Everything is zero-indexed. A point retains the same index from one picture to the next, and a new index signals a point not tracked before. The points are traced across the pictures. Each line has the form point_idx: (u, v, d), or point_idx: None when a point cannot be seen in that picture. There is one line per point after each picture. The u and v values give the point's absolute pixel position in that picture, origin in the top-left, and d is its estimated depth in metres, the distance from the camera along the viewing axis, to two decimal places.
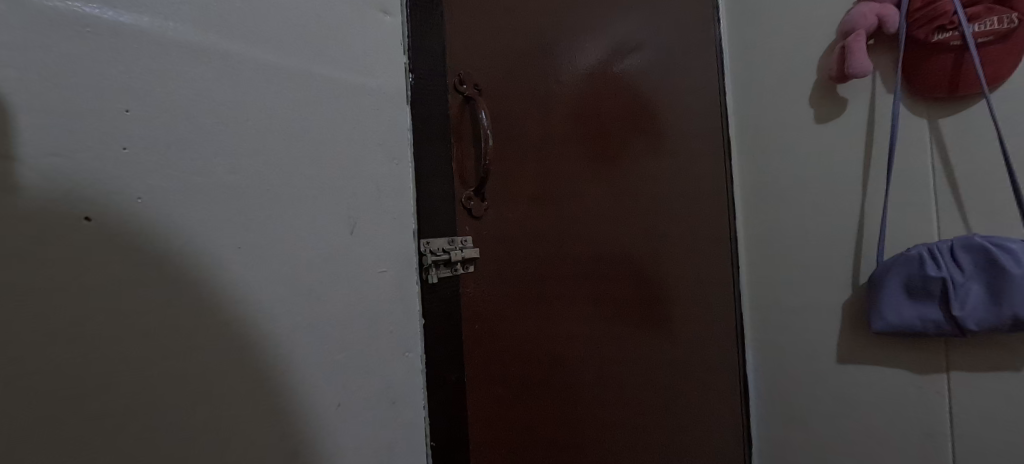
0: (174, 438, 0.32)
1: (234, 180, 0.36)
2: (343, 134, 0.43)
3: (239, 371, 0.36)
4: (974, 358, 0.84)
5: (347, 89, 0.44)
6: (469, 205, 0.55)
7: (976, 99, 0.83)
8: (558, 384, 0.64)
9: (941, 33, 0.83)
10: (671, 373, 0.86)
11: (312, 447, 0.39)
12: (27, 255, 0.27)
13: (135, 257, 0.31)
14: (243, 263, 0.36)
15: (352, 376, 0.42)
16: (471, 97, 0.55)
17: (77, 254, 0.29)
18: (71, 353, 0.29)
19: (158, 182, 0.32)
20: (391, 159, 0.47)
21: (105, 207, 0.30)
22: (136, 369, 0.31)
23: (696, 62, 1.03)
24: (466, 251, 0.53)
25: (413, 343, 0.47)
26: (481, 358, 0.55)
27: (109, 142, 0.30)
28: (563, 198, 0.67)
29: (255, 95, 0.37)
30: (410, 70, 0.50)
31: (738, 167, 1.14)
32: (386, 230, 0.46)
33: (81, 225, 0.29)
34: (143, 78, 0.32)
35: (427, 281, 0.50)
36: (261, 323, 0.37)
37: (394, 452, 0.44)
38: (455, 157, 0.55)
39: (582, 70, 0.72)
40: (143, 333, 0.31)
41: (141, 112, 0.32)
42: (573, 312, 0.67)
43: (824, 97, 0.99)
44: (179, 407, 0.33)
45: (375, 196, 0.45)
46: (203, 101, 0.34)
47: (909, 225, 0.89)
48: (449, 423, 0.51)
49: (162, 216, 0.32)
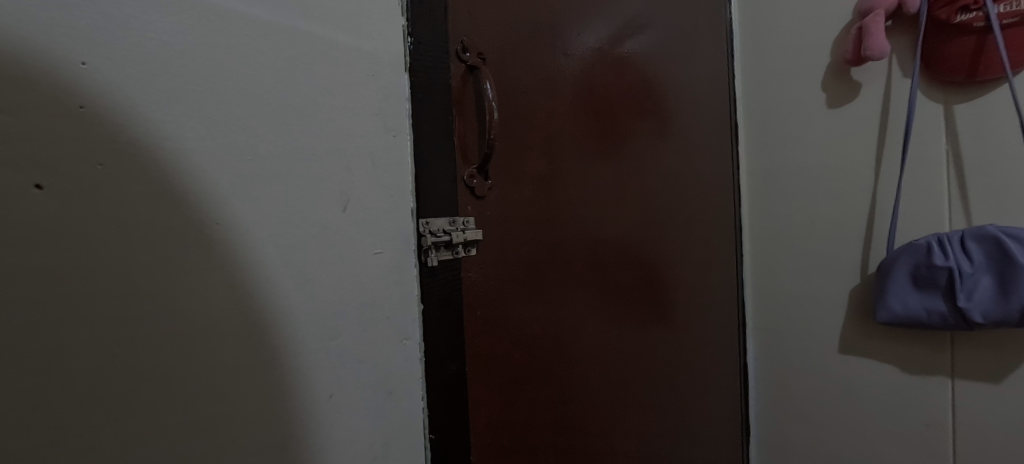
0: (161, 433, 0.30)
1: (210, 146, 0.32)
2: (336, 102, 0.39)
3: (232, 361, 0.33)
4: (981, 351, 0.82)
5: (340, 50, 0.40)
6: (472, 184, 0.50)
7: (998, 84, 0.79)
8: (560, 373, 0.61)
9: (964, 13, 0.80)
10: (673, 364, 0.84)
11: (301, 442, 0.36)
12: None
13: (109, 234, 0.28)
14: (228, 240, 0.33)
15: (346, 364, 0.39)
16: (475, 67, 0.50)
17: (50, 225, 0.26)
18: (52, 335, 0.26)
19: (122, 148, 0.29)
20: (388, 130, 0.43)
21: (61, 172, 0.27)
22: (118, 353, 0.28)
23: (705, 41, 0.99)
24: (468, 233, 0.49)
25: (412, 330, 0.44)
26: (482, 346, 0.51)
27: (64, 100, 0.27)
28: (568, 180, 0.63)
29: (233, 52, 0.33)
30: (409, 33, 0.45)
31: (744, 154, 1.10)
32: (382, 208, 0.42)
33: (31, 194, 0.26)
34: (100, 25, 0.28)
35: (426, 264, 0.46)
36: (243, 307, 0.33)
37: (390, 446, 0.42)
38: (457, 131, 0.49)
39: (591, 46, 0.68)
40: (107, 317, 0.28)
41: (102, 66, 0.28)
42: (578, 298, 0.64)
43: (837, 82, 0.95)
44: (149, 400, 0.29)
45: (371, 170, 0.41)
46: (176, 57, 0.30)
47: (921, 215, 0.86)
48: (449, 416, 0.47)
49: (130, 185, 0.29)
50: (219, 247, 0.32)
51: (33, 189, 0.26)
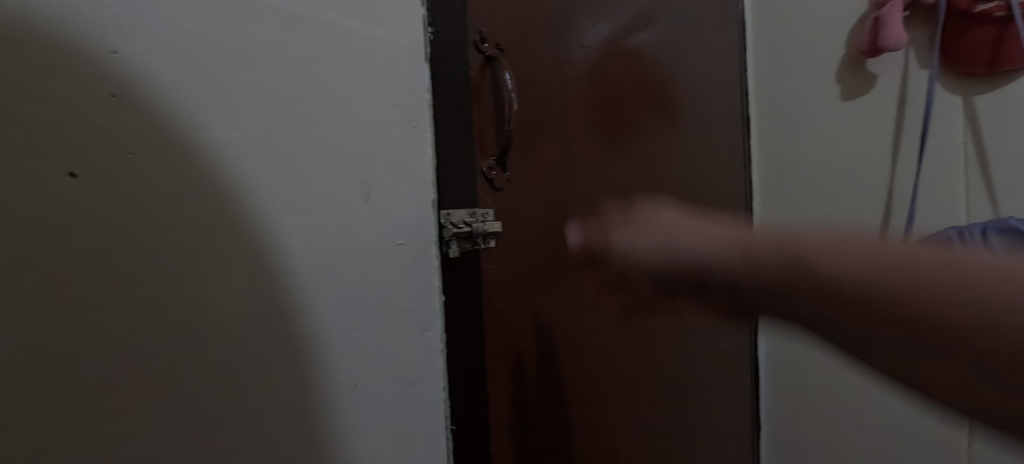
0: (191, 424, 0.30)
1: (237, 137, 0.32)
2: (358, 93, 0.39)
3: (258, 352, 0.33)
4: None
5: (361, 41, 0.40)
6: (490, 176, 0.50)
7: (1019, 75, 0.77)
8: (575, 367, 0.61)
9: (985, 4, 0.78)
10: (684, 361, 0.82)
11: (327, 432, 0.36)
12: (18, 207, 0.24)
13: (140, 222, 0.28)
14: (253, 230, 0.33)
15: (368, 355, 0.39)
16: (493, 58, 0.50)
17: (84, 214, 0.26)
18: (89, 321, 0.26)
19: (152, 136, 0.29)
20: (408, 120, 0.43)
21: (93, 160, 0.27)
22: (149, 341, 0.28)
23: (717, 34, 0.97)
24: (489, 224, 0.48)
25: (432, 322, 0.44)
26: (501, 338, 0.51)
27: (96, 88, 0.27)
28: (583, 173, 0.63)
29: (259, 41, 0.33)
30: (429, 23, 0.45)
31: (757, 146, 1.08)
32: (403, 199, 0.42)
33: (64, 182, 0.26)
34: (132, 14, 0.28)
35: (447, 255, 0.45)
36: (267, 298, 0.33)
37: (412, 437, 0.42)
38: (476, 122, 0.49)
39: (605, 38, 0.67)
40: (140, 305, 0.28)
41: (133, 55, 0.28)
42: (593, 292, 0.64)
43: (853, 74, 0.94)
44: (179, 390, 0.29)
45: (392, 160, 0.41)
46: (203, 46, 0.30)
47: (939, 210, 0.85)
48: (470, 408, 0.47)
49: (159, 173, 0.29)
50: (244, 237, 0.32)
51: (66, 177, 0.26)
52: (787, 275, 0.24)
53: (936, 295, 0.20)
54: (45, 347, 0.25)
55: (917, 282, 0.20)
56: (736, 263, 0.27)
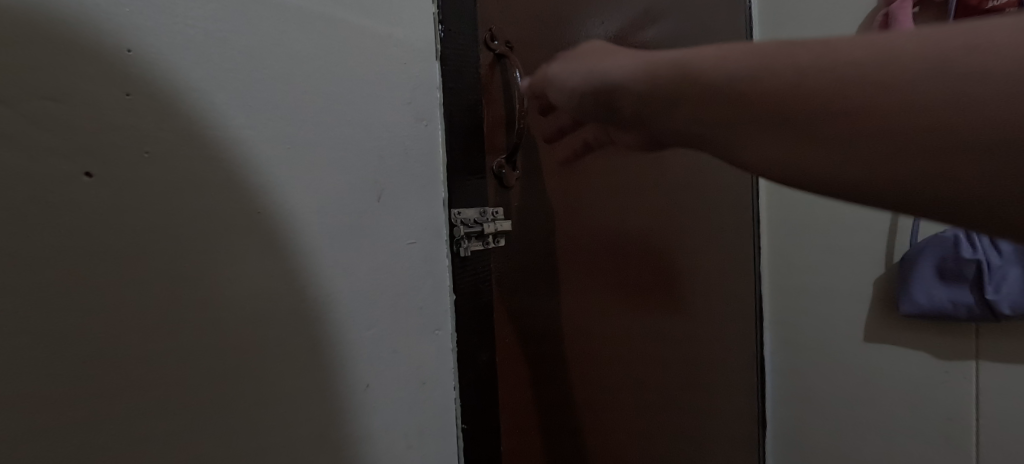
0: (209, 424, 0.30)
1: (250, 135, 0.32)
2: (369, 91, 0.39)
3: (272, 351, 0.33)
4: (1010, 343, 0.84)
5: (372, 38, 0.39)
6: (501, 174, 0.49)
7: None
8: (586, 366, 0.60)
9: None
10: (693, 356, 0.83)
11: (340, 431, 0.36)
12: (34, 209, 0.24)
13: (155, 221, 0.28)
14: (266, 228, 0.33)
15: (381, 354, 0.39)
16: (503, 56, 0.49)
17: (100, 213, 0.26)
18: (106, 322, 0.26)
19: (166, 135, 0.28)
20: (419, 119, 0.43)
21: (108, 159, 0.26)
22: (165, 340, 0.28)
23: (725, 31, 0.97)
24: (500, 224, 0.48)
25: (443, 321, 0.44)
26: (512, 338, 0.50)
27: (110, 87, 0.27)
28: (594, 168, 0.62)
29: (272, 39, 0.33)
30: (439, 21, 0.45)
31: None
32: (414, 198, 0.42)
33: (80, 182, 0.26)
34: (145, 13, 0.28)
35: (458, 254, 0.45)
36: (280, 297, 0.33)
37: (424, 436, 0.42)
38: (486, 120, 0.48)
39: (613, 34, 0.67)
40: (156, 304, 0.28)
41: (147, 53, 0.28)
42: (603, 290, 0.63)
43: None
44: (195, 390, 0.29)
45: (403, 159, 0.41)
46: (215, 44, 0.30)
47: None
48: (481, 407, 0.47)
49: (175, 172, 0.29)
50: (258, 235, 0.32)
51: (82, 177, 0.26)
52: (672, 85, 0.28)
53: (810, 84, 0.23)
54: (64, 348, 0.25)
55: (794, 74, 0.24)
56: (632, 77, 0.30)
